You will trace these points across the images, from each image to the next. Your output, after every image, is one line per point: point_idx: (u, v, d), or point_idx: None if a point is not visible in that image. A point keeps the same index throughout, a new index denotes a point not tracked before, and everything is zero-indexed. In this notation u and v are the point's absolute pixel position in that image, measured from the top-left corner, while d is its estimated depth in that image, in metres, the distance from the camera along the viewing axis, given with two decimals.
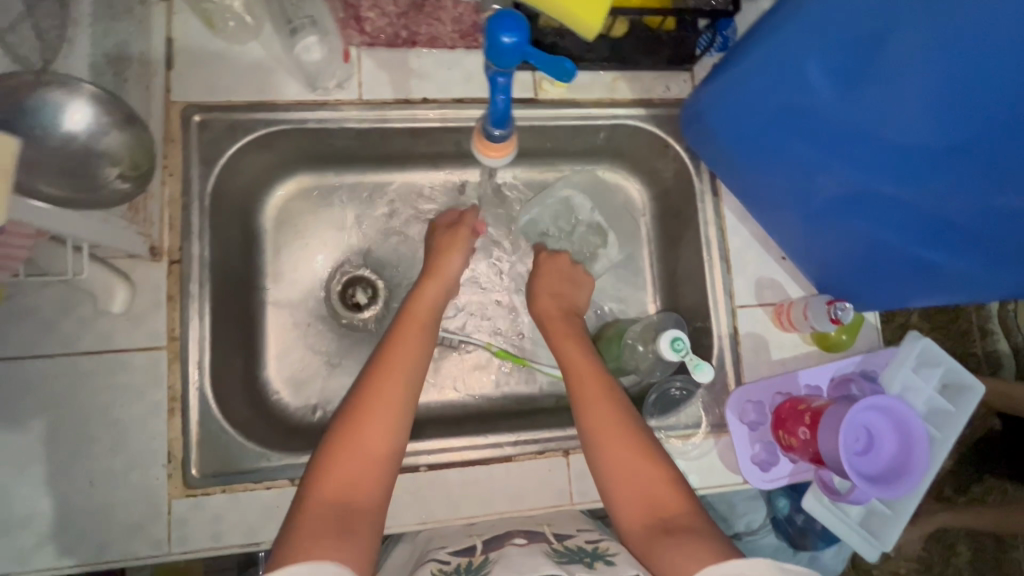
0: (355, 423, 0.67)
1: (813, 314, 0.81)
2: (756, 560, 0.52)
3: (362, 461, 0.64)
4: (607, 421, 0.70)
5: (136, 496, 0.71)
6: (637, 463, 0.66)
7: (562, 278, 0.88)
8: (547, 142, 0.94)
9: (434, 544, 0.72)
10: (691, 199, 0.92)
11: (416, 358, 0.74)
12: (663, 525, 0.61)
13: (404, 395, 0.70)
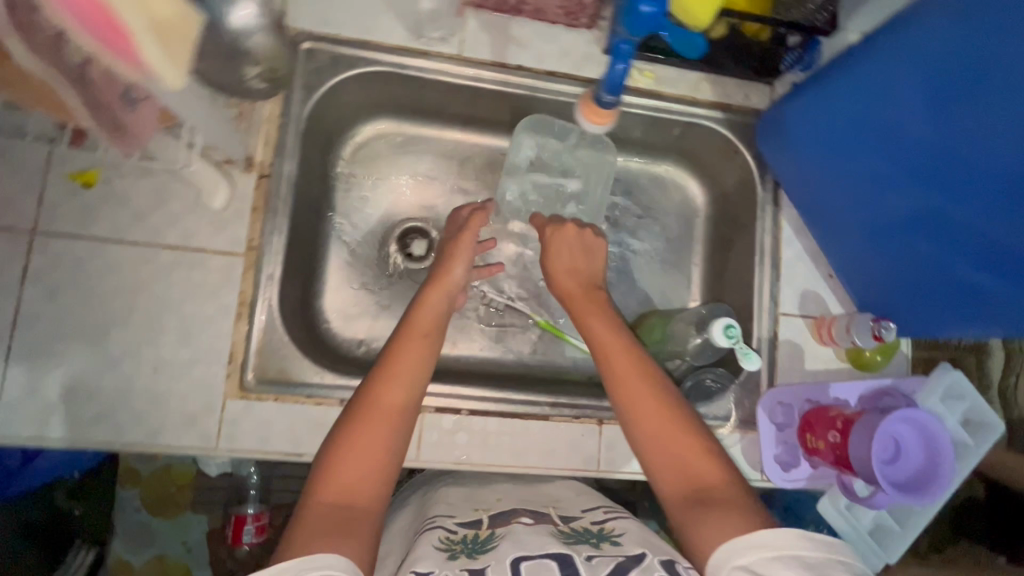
0: (353, 425, 0.66)
1: (857, 329, 0.84)
2: (781, 531, 0.57)
3: (358, 464, 0.63)
4: (643, 409, 0.70)
5: (194, 390, 0.74)
6: (672, 441, 0.68)
7: (571, 248, 0.86)
8: (622, 129, 0.97)
9: (441, 510, 0.73)
10: (751, 206, 0.95)
11: (421, 361, 0.72)
12: (702, 499, 0.63)
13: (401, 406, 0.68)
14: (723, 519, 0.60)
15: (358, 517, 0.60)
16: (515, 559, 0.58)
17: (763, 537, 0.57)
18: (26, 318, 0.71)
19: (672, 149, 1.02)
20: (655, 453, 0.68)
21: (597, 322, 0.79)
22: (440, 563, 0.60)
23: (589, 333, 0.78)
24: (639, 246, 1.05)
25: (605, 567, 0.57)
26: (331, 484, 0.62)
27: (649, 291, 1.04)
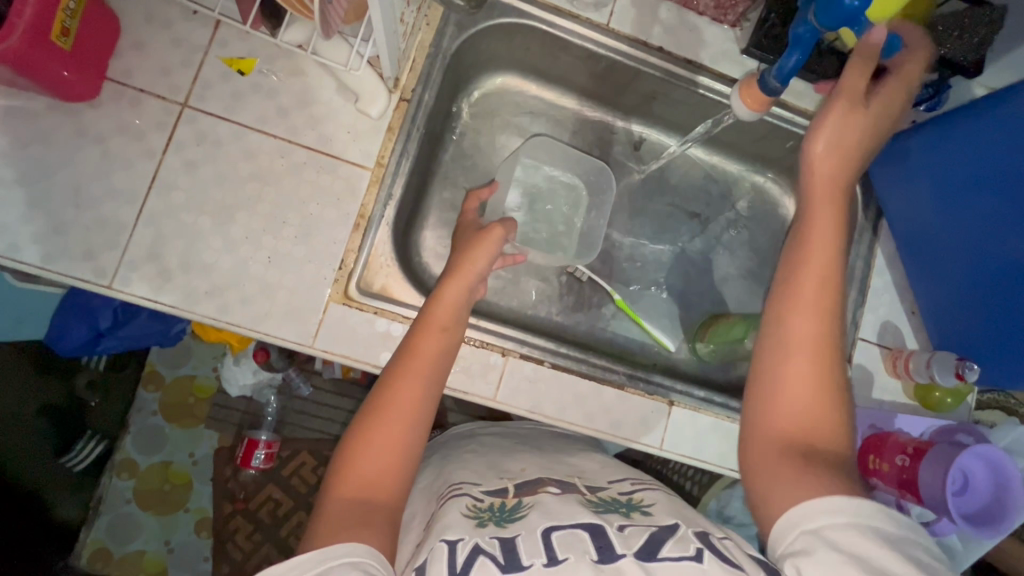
0: (369, 419, 0.60)
1: (937, 364, 0.85)
2: (859, 498, 0.48)
3: (377, 459, 0.58)
4: (801, 325, 0.56)
5: (301, 286, 0.76)
6: (810, 380, 0.55)
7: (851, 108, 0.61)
8: (735, 131, 1.00)
9: (468, 477, 0.70)
10: (847, 231, 0.96)
11: (435, 357, 0.67)
12: (799, 453, 0.53)
13: (415, 397, 0.62)
14: (825, 482, 0.50)
15: (378, 516, 0.55)
16: (545, 530, 0.54)
17: (838, 501, 0.48)
18: (163, 185, 0.74)
19: (778, 163, 1.04)
20: (782, 385, 0.56)
21: (823, 208, 0.60)
22: (470, 530, 0.56)
23: (812, 216, 0.60)
24: (723, 250, 1.07)
25: (636, 539, 0.53)
26: (351, 479, 0.57)
27: (725, 295, 1.06)
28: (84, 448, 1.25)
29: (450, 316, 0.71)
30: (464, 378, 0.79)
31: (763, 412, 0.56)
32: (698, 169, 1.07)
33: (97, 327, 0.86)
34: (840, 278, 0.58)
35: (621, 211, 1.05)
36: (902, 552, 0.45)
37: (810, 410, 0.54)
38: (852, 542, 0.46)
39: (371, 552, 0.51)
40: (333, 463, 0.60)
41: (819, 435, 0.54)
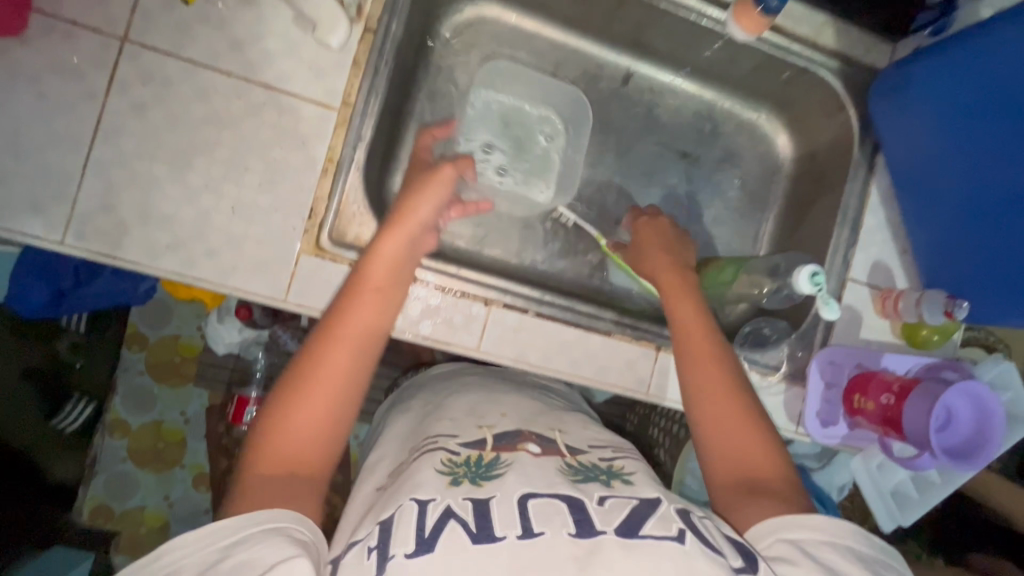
0: (292, 395, 0.59)
1: (926, 304, 0.84)
2: (840, 522, 0.55)
3: (300, 439, 0.57)
4: (709, 371, 0.67)
5: (270, 237, 0.72)
6: (733, 413, 0.65)
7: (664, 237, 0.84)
8: (728, 62, 0.93)
9: (444, 427, 0.66)
10: (842, 167, 0.93)
11: (370, 324, 0.65)
12: (750, 484, 0.60)
13: (349, 370, 0.61)
14: (769, 504, 0.58)
15: (301, 494, 0.55)
16: (522, 496, 0.52)
17: (820, 521, 0.55)
18: (108, 131, 0.68)
19: (772, 97, 0.99)
20: (710, 423, 0.65)
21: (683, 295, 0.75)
22: (442, 490, 0.54)
23: (672, 302, 0.75)
24: (714, 192, 1.03)
25: (618, 514, 0.51)
26: (269, 457, 0.56)
27: (716, 239, 1.03)
28: (72, 411, 1.24)
29: (383, 280, 0.67)
30: (445, 329, 0.77)
31: (705, 450, 0.65)
32: (689, 105, 1.01)
33: (60, 285, 0.83)
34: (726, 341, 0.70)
35: (609, 152, 1.00)
36: (869, 569, 0.52)
37: (743, 440, 0.63)
38: (827, 555, 0.52)
39: (293, 518, 0.52)
40: (250, 437, 0.58)
41: (758, 461, 0.62)
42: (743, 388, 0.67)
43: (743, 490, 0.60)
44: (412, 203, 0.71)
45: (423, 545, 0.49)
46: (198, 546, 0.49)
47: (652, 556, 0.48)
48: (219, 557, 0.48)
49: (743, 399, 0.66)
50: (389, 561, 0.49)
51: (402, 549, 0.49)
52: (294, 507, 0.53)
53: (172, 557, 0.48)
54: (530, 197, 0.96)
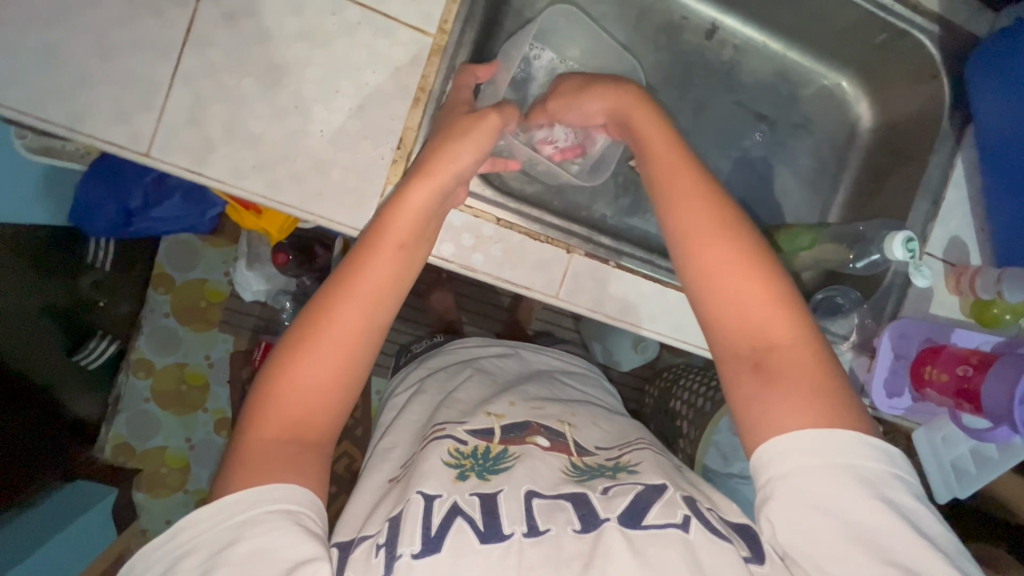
0: (302, 348, 0.55)
1: (1008, 281, 0.82)
2: (832, 431, 0.47)
3: (311, 398, 0.54)
4: (694, 220, 0.57)
5: (356, 165, 0.70)
6: (736, 274, 0.54)
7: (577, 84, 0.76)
8: (819, 21, 0.91)
9: (450, 415, 0.67)
10: (926, 139, 0.90)
11: (391, 281, 0.59)
12: (759, 359, 0.51)
13: (366, 326, 0.56)
14: (785, 398, 0.49)
15: (308, 457, 0.52)
16: (527, 493, 0.54)
17: (808, 437, 0.47)
18: (200, 38, 0.65)
19: (857, 62, 0.96)
20: (713, 283, 0.55)
21: (660, 142, 0.64)
22: (448, 485, 0.54)
23: (653, 149, 0.64)
24: (786, 157, 1.01)
25: (620, 501, 0.53)
26: (275, 417, 0.53)
27: (783, 206, 1.01)
28: (97, 346, 1.23)
29: (411, 233, 0.61)
30: (528, 273, 0.76)
31: (708, 321, 0.56)
32: (770, 66, 0.99)
33: (127, 205, 0.81)
34: (716, 190, 0.59)
35: (684, 108, 0.97)
36: (872, 486, 0.45)
37: (751, 305, 0.53)
38: (827, 492, 0.45)
39: (309, 503, 0.49)
40: (254, 392, 0.55)
41: (769, 328, 0.52)
42: (744, 233, 0.56)
43: (750, 366, 0.52)
44: (450, 152, 0.64)
45: (427, 545, 0.48)
46: (212, 523, 0.47)
47: (657, 542, 0.48)
48: (229, 540, 0.45)
49: (744, 251, 0.55)
50: (395, 561, 0.48)
51: (409, 549, 0.48)
52: (302, 469, 0.51)
53: (186, 537, 0.46)
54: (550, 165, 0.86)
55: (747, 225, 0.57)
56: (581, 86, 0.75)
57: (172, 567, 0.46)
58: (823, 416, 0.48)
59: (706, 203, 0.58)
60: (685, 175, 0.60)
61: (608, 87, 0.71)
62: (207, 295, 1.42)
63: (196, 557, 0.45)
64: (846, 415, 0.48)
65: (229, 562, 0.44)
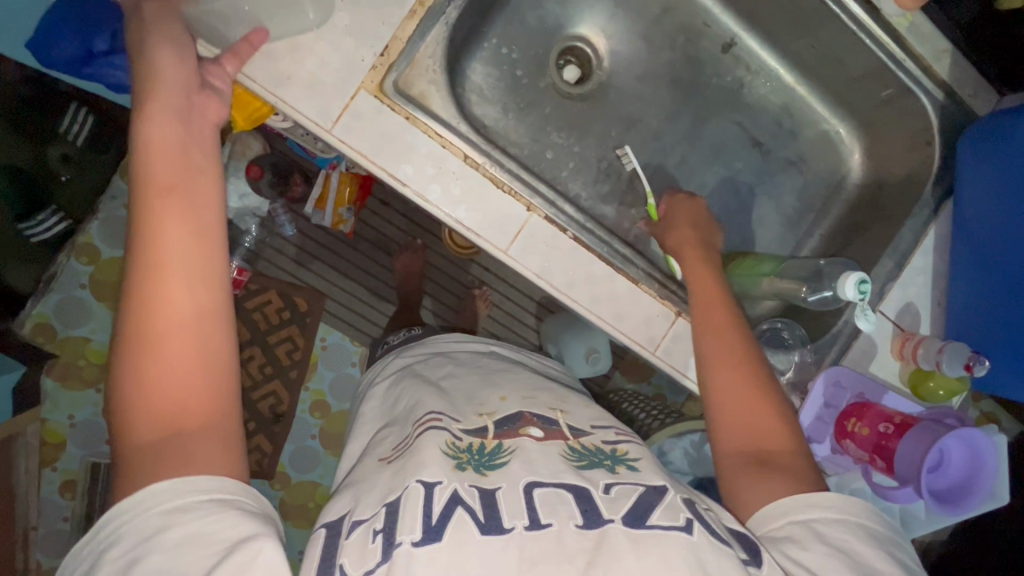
0: (130, 347, 0.44)
1: (949, 353, 0.82)
2: (850, 498, 0.53)
3: (171, 388, 0.44)
4: (724, 342, 0.63)
5: (334, 62, 0.67)
6: (746, 390, 0.60)
7: (690, 214, 0.81)
8: (832, 62, 0.91)
9: (442, 406, 0.65)
10: (907, 202, 0.90)
11: (179, 226, 0.47)
12: (759, 457, 0.56)
13: (189, 283, 0.46)
14: (776, 482, 0.54)
15: (199, 440, 0.43)
16: (528, 485, 0.52)
17: (833, 500, 0.52)
18: None
19: (859, 114, 0.96)
20: (724, 392, 0.60)
21: (704, 269, 0.71)
22: (447, 472, 0.53)
23: (693, 275, 0.71)
24: (771, 191, 1.01)
25: (624, 503, 0.51)
26: (142, 422, 0.43)
27: (757, 237, 1.01)
28: (44, 221, 1.30)
29: (183, 157, 0.49)
30: (483, 219, 0.73)
31: (713, 422, 0.60)
32: (777, 96, 0.99)
33: (91, 46, 0.77)
34: (743, 317, 0.66)
35: (682, 117, 0.98)
36: (882, 547, 0.50)
37: (751, 414, 0.58)
38: (843, 537, 0.49)
39: (244, 489, 0.44)
40: (112, 416, 0.45)
41: (768, 434, 0.57)
42: (753, 352, 0.63)
43: (753, 462, 0.56)
44: (158, 68, 0.52)
45: (428, 534, 0.47)
46: (137, 513, 0.40)
47: (662, 545, 0.47)
48: (158, 526, 0.39)
49: (756, 374, 0.61)
50: (394, 548, 0.47)
51: (409, 536, 0.47)
52: (200, 456, 0.43)
53: (113, 525, 0.40)
54: (424, 56, 0.72)
55: (755, 346, 0.63)
56: (688, 224, 0.79)
57: (97, 562, 0.40)
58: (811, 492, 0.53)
59: (737, 330, 0.64)
60: (722, 300, 0.67)
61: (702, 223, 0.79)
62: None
63: (119, 550, 0.39)
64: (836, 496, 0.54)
65: (163, 547, 0.38)
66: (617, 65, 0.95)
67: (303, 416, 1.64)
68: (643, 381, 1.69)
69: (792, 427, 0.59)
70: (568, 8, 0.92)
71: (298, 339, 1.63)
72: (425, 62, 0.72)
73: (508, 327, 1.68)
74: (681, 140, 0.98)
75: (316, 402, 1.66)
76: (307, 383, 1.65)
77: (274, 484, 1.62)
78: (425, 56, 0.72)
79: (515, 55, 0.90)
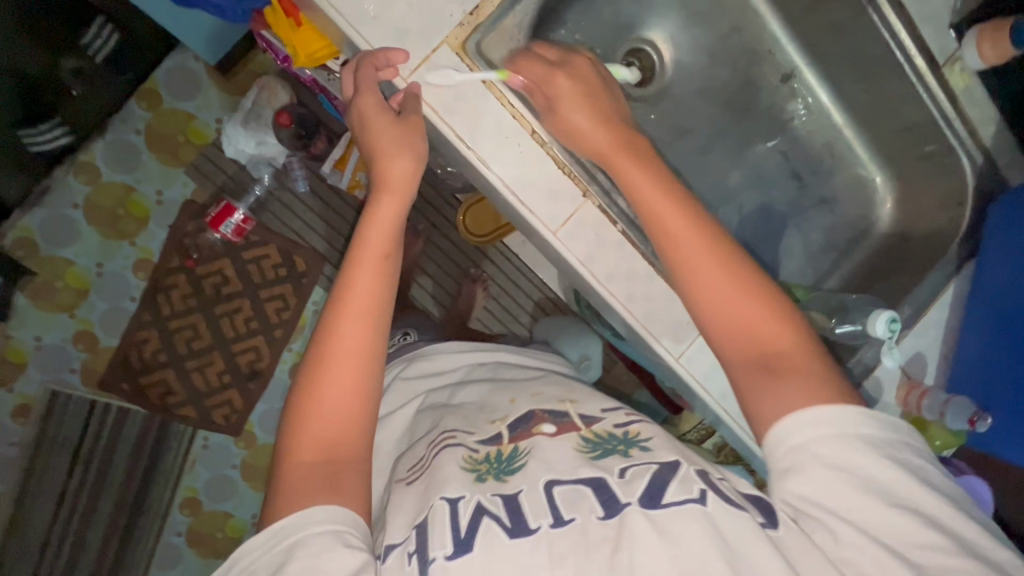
0: (319, 385, 0.61)
1: (953, 407, 0.84)
2: (849, 407, 0.51)
3: (330, 419, 0.60)
4: (694, 253, 0.58)
5: (423, 12, 0.66)
6: (734, 293, 0.57)
7: (582, 77, 0.66)
8: (884, 111, 0.94)
9: (458, 423, 0.68)
10: (931, 256, 0.93)
11: (376, 296, 0.64)
12: (764, 360, 0.55)
13: (367, 342, 0.63)
14: (788, 382, 0.53)
15: (344, 472, 0.58)
16: (547, 484, 0.55)
17: (835, 412, 0.50)
18: None
19: (898, 165, 0.99)
20: (711, 303, 0.58)
21: (636, 171, 0.62)
22: (469, 486, 0.57)
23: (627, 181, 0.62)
24: (801, 225, 1.03)
25: (640, 484, 0.53)
26: (309, 444, 0.59)
27: (781, 267, 1.02)
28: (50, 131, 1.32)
29: (389, 243, 0.65)
30: (537, 195, 0.73)
31: (709, 330, 0.59)
32: (823, 134, 1.01)
33: None
34: (699, 210, 0.61)
35: (730, 136, 0.99)
36: (886, 455, 0.49)
37: (752, 321, 0.57)
38: (846, 455, 0.49)
39: (349, 520, 0.55)
40: (288, 425, 0.61)
41: (768, 336, 0.56)
42: (722, 245, 0.59)
43: (759, 368, 0.55)
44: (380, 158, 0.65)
45: (460, 546, 0.51)
46: (270, 547, 0.53)
47: (680, 519, 0.49)
48: (283, 559, 0.52)
49: (738, 271, 0.58)
50: (429, 564, 0.51)
51: (442, 552, 0.51)
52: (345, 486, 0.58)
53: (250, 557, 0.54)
54: (510, 25, 0.72)
55: (723, 238, 0.59)
56: (576, 89, 0.65)
57: None
58: (824, 395, 0.52)
59: (693, 221, 0.59)
60: (674, 203, 0.60)
61: (594, 96, 0.65)
62: (188, 133, 1.52)
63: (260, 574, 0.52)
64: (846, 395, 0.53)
65: None
66: (679, 75, 0.97)
67: (281, 376, 1.57)
68: (621, 392, 1.73)
69: (791, 321, 0.57)
70: (642, 8, 0.93)
71: (290, 298, 1.56)
72: (508, 28, 0.71)
73: (501, 320, 1.67)
74: (724, 161, 0.99)
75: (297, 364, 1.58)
76: (291, 344, 1.57)
77: (239, 441, 1.56)
78: (512, 25, 0.72)
79: (585, 44, 0.90)
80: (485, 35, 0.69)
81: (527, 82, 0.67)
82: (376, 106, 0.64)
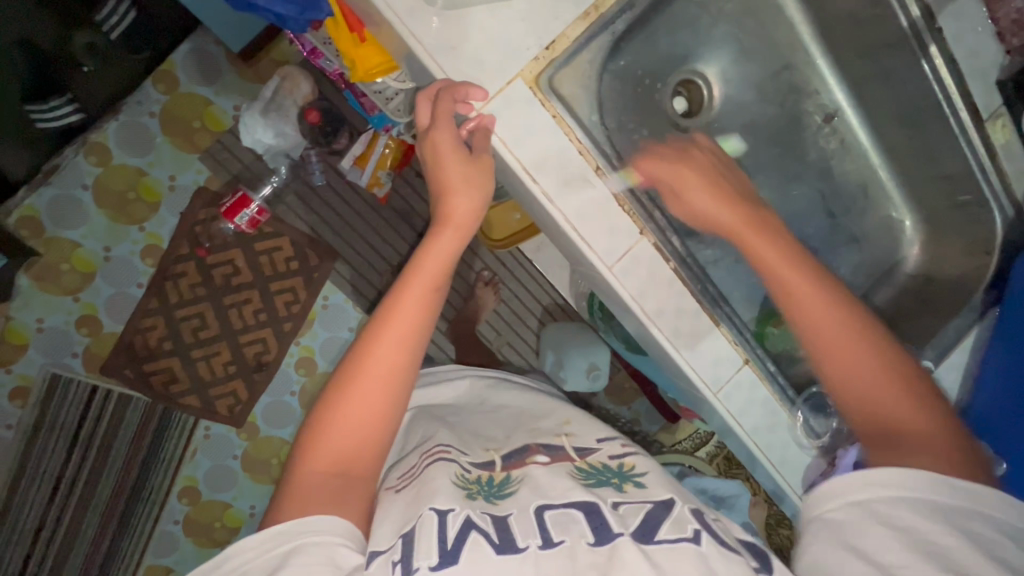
0: (344, 399, 0.61)
1: None
2: (919, 473, 0.55)
3: (349, 435, 0.60)
4: (814, 307, 0.65)
5: (501, 44, 0.67)
6: (859, 355, 0.63)
7: (680, 153, 0.76)
8: (921, 156, 0.96)
9: (452, 439, 0.71)
10: (957, 300, 0.96)
11: (421, 324, 0.64)
12: (892, 429, 0.60)
13: (402, 367, 0.63)
14: (919, 458, 0.57)
15: (349, 489, 0.59)
16: (538, 508, 0.56)
17: (904, 478, 0.55)
18: None
19: (929, 209, 1.02)
20: (839, 363, 0.64)
21: (704, 198, 0.72)
22: (459, 500, 0.58)
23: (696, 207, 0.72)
24: (831, 260, 1.04)
25: (633, 520, 0.56)
26: (324, 456, 0.59)
27: None
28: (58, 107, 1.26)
29: (438, 276, 0.66)
30: (596, 230, 0.73)
31: (836, 390, 0.65)
32: (858, 174, 1.04)
33: None
34: (807, 262, 0.68)
35: (771, 169, 1.00)
36: (945, 521, 0.52)
37: (866, 376, 0.63)
38: (897, 512, 0.53)
39: (345, 530, 0.54)
40: (306, 431, 0.61)
41: (890, 404, 0.61)
42: (847, 309, 0.65)
43: (886, 434, 0.60)
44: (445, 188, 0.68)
45: (445, 558, 0.51)
46: (262, 550, 0.53)
47: (670, 556, 0.52)
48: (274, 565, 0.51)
49: (862, 335, 0.64)
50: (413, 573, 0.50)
51: (427, 561, 0.51)
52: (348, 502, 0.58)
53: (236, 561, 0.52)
54: (583, 61, 0.73)
55: (851, 308, 0.66)
56: (676, 157, 0.75)
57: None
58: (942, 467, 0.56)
59: (820, 294, 0.66)
60: (776, 253, 0.68)
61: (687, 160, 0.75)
62: (205, 117, 1.47)
63: None
64: (956, 468, 0.56)
65: None
66: (727, 107, 0.98)
67: (286, 370, 1.54)
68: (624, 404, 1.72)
69: (928, 402, 0.61)
70: (698, 40, 0.94)
71: (301, 292, 1.53)
72: (581, 64, 0.72)
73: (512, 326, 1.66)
74: (763, 193, 1.00)
75: (303, 358, 1.55)
76: (298, 338, 1.54)
77: (241, 433, 1.54)
78: (584, 61, 0.73)
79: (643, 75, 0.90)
80: (559, 70, 0.70)
81: (651, 177, 0.75)
82: (449, 139, 0.67)
